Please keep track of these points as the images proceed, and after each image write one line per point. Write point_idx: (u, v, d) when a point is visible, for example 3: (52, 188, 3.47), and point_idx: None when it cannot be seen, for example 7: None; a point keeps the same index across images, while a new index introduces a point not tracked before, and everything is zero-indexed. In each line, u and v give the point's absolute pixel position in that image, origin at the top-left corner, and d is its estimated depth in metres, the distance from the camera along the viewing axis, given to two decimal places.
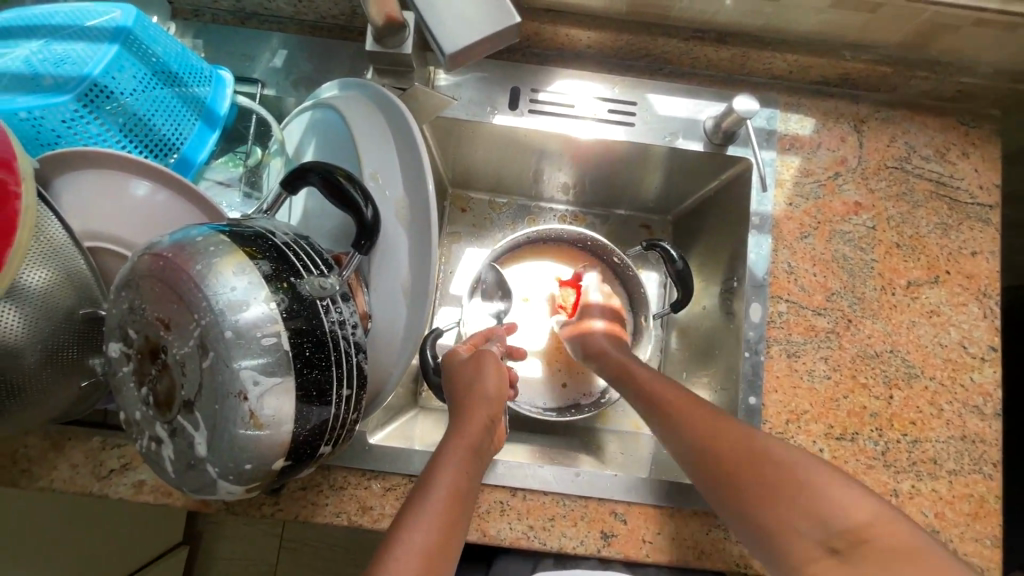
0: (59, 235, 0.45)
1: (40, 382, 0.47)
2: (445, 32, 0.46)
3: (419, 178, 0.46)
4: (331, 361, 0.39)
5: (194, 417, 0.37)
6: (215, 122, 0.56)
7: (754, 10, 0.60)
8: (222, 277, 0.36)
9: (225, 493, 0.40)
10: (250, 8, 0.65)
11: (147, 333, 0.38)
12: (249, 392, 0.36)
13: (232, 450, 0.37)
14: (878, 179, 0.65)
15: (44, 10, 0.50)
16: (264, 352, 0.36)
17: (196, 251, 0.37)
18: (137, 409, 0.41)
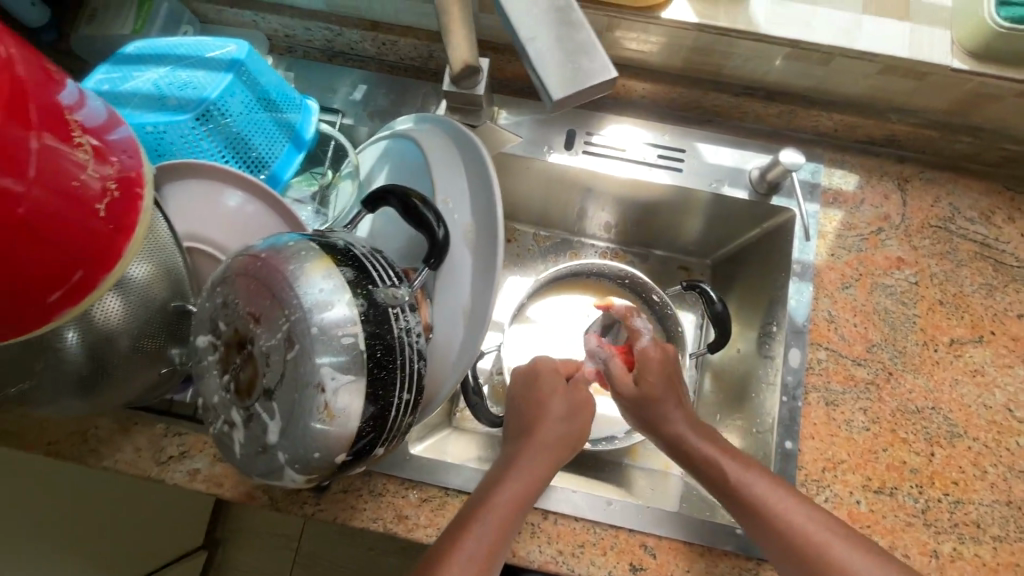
0: (164, 233, 0.51)
1: (130, 366, 0.51)
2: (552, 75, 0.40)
3: (486, 205, 0.50)
4: (397, 364, 0.43)
5: (272, 405, 0.41)
6: (301, 145, 0.62)
7: (803, 73, 0.64)
8: (311, 279, 0.41)
9: (287, 480, 0.43)
10: (338, 47, 0.72)
11: (237, 325, 0.43)
12: (326, 386, 0.39)
13: (303, 438, 0.40)
14: (922, 238, 0.66)
15: (169, 41, 0.57)
16: (342, 350, 0.40)
17: (288, 255, 0.42)
18: (215, 394, 0.45)
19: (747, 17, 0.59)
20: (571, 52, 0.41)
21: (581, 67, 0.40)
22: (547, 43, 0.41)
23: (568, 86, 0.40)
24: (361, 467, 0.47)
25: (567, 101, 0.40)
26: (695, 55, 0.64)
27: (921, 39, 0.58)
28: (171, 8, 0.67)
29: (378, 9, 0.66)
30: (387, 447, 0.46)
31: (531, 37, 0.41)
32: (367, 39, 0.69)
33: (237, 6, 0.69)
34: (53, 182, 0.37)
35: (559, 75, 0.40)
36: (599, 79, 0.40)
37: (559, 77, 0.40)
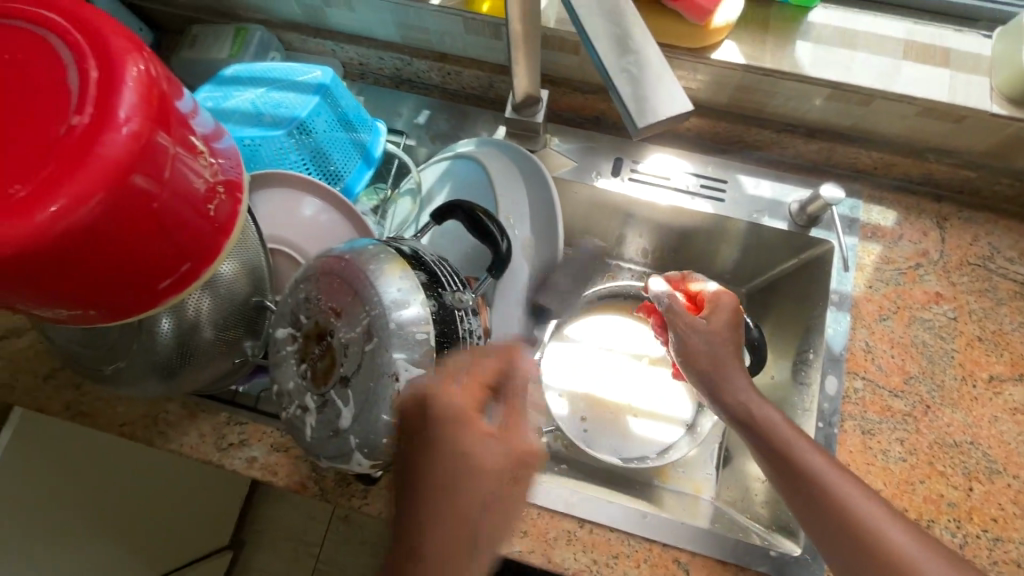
0: (251, 235, 0.56)
1: (210, 355, 0.56)
2: (636, 97, 0.35)
3: (544, 223, 0.54)
4: (461, 362, 0.47)
5: (346, 393, 0.45)
6: (371, 161, 0.68)
7: (844, 112, 0.67)
8: (390, 280, 0.45)
9: (354, 464, 0.47)
10: (405, 76, 0.79)
11: (318, 319, 0.47)
12: (399, 376, 0.43)
13: (375, 424, 0.44)
14: (960, 274, 0.68)
15: (264, 65, 0.64)
16: (415, 345, 0.44)
17: (368, 257, 0.46)
18: (291, 380, 0.49)
19: (792, 59, 0.63)
20: (650, 74, 0.35)
21: (661, 92, 0.35)
22: (623, 62, 0.35)
23: (648, 113, 0.34)
24: (417, 459, 0.51)
25: (649, 129, 0.34)
26: (741, 93, 0.68)
27: (960, 85, 0.61)
28: (262, 36, 0.74)
29: (446, 43, 0.72)
30: (442, 440, 0.50)
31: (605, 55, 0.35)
32: (434, 69, 0.76)
33: (319, 37, 0.76)
34: (178, 186, 0.42)
35: (637, 102, 0.35)
36: (679, 109, 0.35)
37: (637, 105, 0.34)
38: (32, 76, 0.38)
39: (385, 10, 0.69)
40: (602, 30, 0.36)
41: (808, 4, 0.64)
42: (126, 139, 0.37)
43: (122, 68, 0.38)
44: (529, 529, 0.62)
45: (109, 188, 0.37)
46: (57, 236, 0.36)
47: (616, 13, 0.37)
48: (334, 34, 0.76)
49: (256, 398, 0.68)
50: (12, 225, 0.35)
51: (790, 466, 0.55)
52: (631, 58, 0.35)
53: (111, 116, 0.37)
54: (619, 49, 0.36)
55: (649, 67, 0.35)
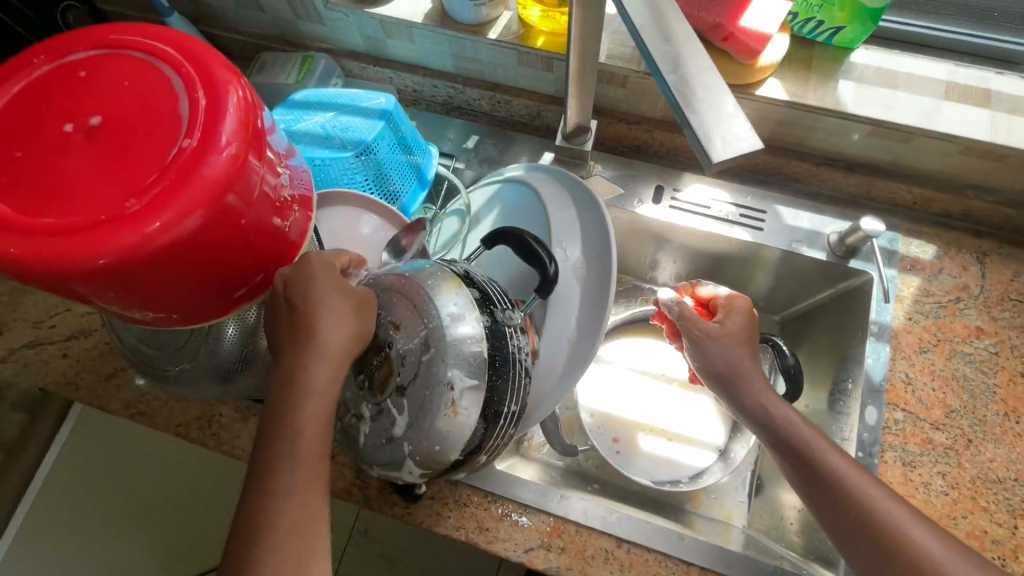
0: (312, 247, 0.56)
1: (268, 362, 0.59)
2: (708, 133, 0.36)
3: (595, 246, 0.57)
4: (510, 377, 0.49)
5: (402, 402, 0.47)
6: (425, 183, 0.72)
7: (884, 148, 0.69)
8: (447, 296, 0.48)
9: (405, 471, 0.49)
10: (457, 103, 0.84)
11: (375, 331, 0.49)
12: (455, 387, 0.46)
13: (427, 432, 0.46)
14: (1001, 310, 0.68)
15: (331, 92, 0.68)
16: (468, 357, 0.46)
17: (426, 275, 0.49)
18: (348, 389, 0.51)
19: (834, 97, 0.65)
20: (723, 113, 0.37)
21: (733, 129, 0.37)
22: (698, 99, 0.37)
23: (723, 148, 0.36)
24: (462, 472, 0.53)
25: (723, 163, 0.36)
26: (783, 127, 0.71)
27: (1002, 124, 0.63)
28: (327, 65, 0.80)
29: (498, 73, 0.76)
30: (488, 454, 0.51)
31: (682, 94, 0.37)
32: (484, 98, 0.80)
33: (378, 65, 0.81)
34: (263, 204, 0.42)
35: (712, 137, 0.36)
36: (750, 144, 0.36)
37: (713, 139, 0.36)
38: (138, 96, 0.37)
39: (444, 42, 0.73)
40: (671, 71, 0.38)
41: (850, 44, 0.67)
42: (227, 160, 0.37)
43: (225, 93, 0.38)
44: (566, 545, 0.63)
45: (211, 202, 0.37)
46: (159, 248, 0.36)
47: (688, 54, 0.39)
48: (392, 63, 0.81)
49: None
50: (117, 237, 0.34)
51: (827, 493, 0.54)
52: (704, 97, 0.37)
53: (216, 134, 0.37)
54: (693, 88, 0.37)
55: (723, 106, 0.37)
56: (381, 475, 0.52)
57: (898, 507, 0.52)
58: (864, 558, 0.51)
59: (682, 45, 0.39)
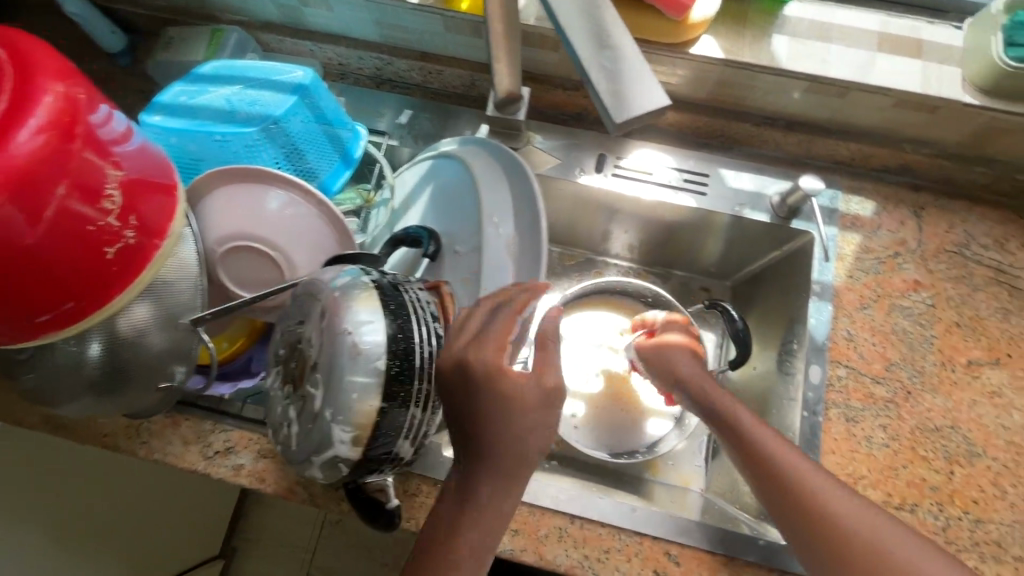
0: (188, 255, 0.55)
1: (150, 366, 0.55)
2: (612, 94, 0.35)
3: (520, 191, 0.56)
4: (412, 318, 0.50)
5: (316, 378, 0.48)
6: (349, 162, 0.67)
7: (821, 105, 0.68)
8: (336, 273, 0.52)
9: (339, 446, 0.47)
10: (386, 75, 0.79)
11: (290, 337, 0.54)
12: (353, 329, 0.47)
13: (341, 385, 0.46)
14: (938, 262, 0.69)
15: (244, 63, 0.63)
16: (357, 300, 0.48)
17: (321, 274, 0.54)
18: (280, 407, 0.53)
19: (769, 53, 0.64)
20: (630, 72, 0.35)
21: (640, 88, 0.35)
22: (606, 59, 0.35)
23: (628, 108, 0.34)
24: (407, 444, 0.50)
25: (629, 123, 0.35)
26: (722, 87, 0.69)
27: (933, 74, 0.63)
28: (240, 38, 0.73)
29: (425, 41, 0.72)
30: (423, 411, 0.50)
31: (589, 55, 0.35)
32: (414, 68, 0.76)
33: (297, 37, 0.75)
34: (85, 202, 0.42)
35: (619, 97, 0.35)
36: (657, 104, 0.35)
37: (619, 98, 0.34)
38: None
39: (362, 8, 0.68)
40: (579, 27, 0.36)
41: None
42: (27, 149, 0.38)
43: (40, 87, 0.39)
44: (520, 527, 0.62)
45: (12, 191, 0.37)
46: None
47: (597, 12, 0.37)
48: (312, 34, 0.75)
49: (240, 405, 0.67)
50: None
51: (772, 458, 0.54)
52: (613, 58, 0.36)
53: (22, 122, 0.38)
54: (601, 47, 0.36)
55: (631, 65, 0.35)
56: (324, 474, 0.49)
57: (817, 471, 0.53)
58: (798, 529, 0.52)
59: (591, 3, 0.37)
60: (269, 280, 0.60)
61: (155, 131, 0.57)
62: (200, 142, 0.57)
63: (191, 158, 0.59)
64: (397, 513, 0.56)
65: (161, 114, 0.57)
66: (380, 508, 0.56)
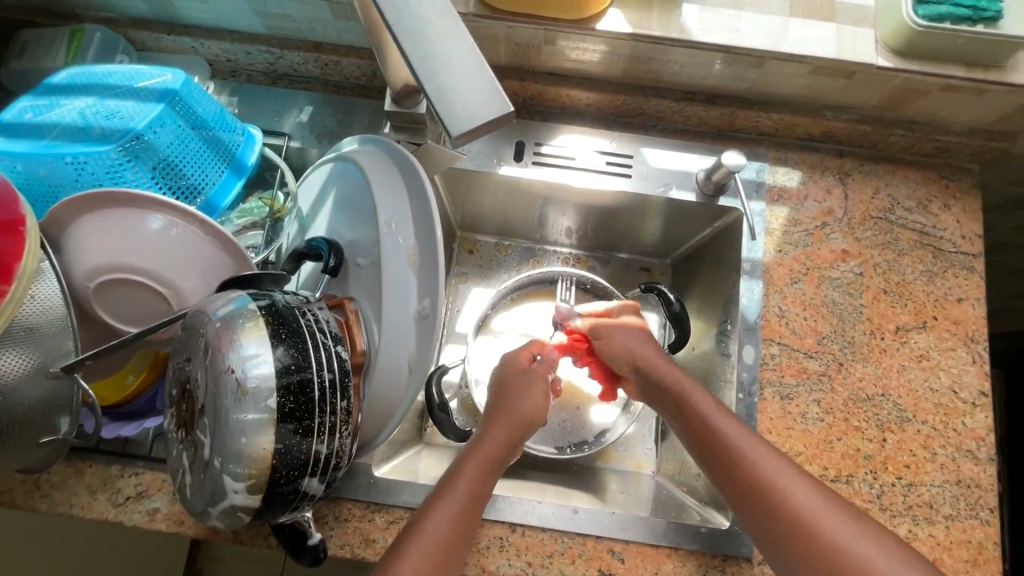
0: (52, 294, 0.49)
1: (25, 421, 0.49)
2: (453, 103, 0.33)
3: (422, 198, 0.53)
4: (308, 346, 0.46)
5: (204, 423, 0.44)
6: (241, 172, 0.61)
7: (740, 76, 0.65)
8: (219, 299, 0.46)
9: (233, 495, 0.43)
10: (281, 70, 0.72)
11: (177, 373, 0.48)
12: (237, 365, 0.42)
13: (229, 431, 0.42)
14: (865, 229, 0.68)
15: (103, 68, 0.56)
16: (241, 333, 0.43)
17: (203, 300, 0.48)
18: (175, 449, 0.49)
19: (679, 24, 0.60)
20: (475, 77, 0.33)
21: (483, 95, 0.33)
22: (445, 64, 0.33)
23: (469, 118, 0.32)
24: (316, 481, 0.47)
25: (472, 134, 0.33)
26: (635, 64, 0.65)
27: (847, 39, 0.60)
28: (104, 38, 0.66)
29: (317, 30, 0.66)
30: (329, 444, 0.46)
31: (428, 63, 0.33)
32: (309, 61, 0.69)
33: (172, 34, 0.68)
34: None
35: (462, 107, 0.33)
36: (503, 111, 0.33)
37: (459, 109, 0.33)
38: None
39: None
40: (417, 31, 0.34)
41: None
42: None
43: None
44: None
45: None
46: None
47: (434, 14, 0.34)
48: (190, 29, 0.68)
49: (149, 445, 0.62)
50: None
51: None
52: (454, 61, 0.34)
53: None
54: (442, 52, 0.34)
55: (472, 71, 0.33)
56: (226, 521, 0.46)
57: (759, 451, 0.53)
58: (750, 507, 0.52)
59: (428, 3, 0.35)
60: (157, 312, 0.54)
61: None
62: (51, 167, 0.51)
63: (47, 185, 0.52)
64: (321, 548, 0.53)
65: (4, 137, 0.51)
66: (302, 544, 0.52)
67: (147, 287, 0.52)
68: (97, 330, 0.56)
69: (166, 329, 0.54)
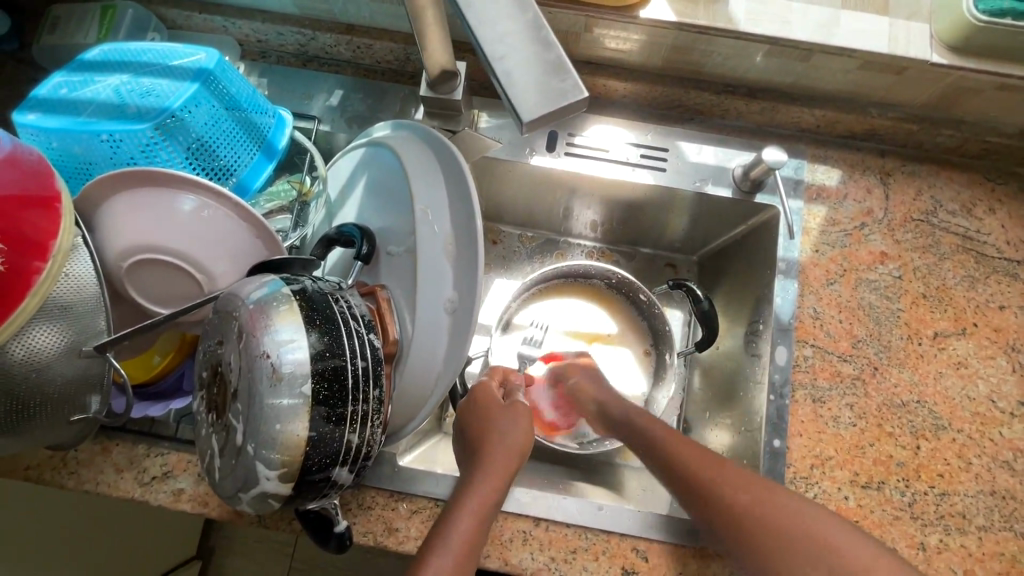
0: (86, 273, 0.48)
1: (58, 399, 0.49)
2: (520, 89, 0.32)
3: (460, 188, 0.51)
4: (342, 334, 0.45)
5: (237, 409, 0.43)
6: (272, 154, 0.60)
7: (783, 69, 0.63)
8: (254, 283, 0.46)
9: (265, 483, 0.43)
10: (312, 52, 0.71)
11: (209, 357, 0.48)
12: (272, 351, 0.42)
13: (263, 417, 0.41)
14: (905, 231, 0.67)
15: (138, 45, 0.56)
16: (276, 319, 0.43)
17: (235, 283, 0.47)
18: (204, 432, 0.48)
19: (724, 14, 0.58)
20: (543, 63, 0.32)
21: (549, 82, 0.32)
22: (513, 48, 0.32)
23: (536, 106, 0.31)
24: (345, 470, 0.47)
25: (537, 122, 0.32)
26: (675, 53, 0.63)
27: (900, 33, 0.58)
28: (136, 15, 0.66)
29: (352, 12, 0.65)
30: (361, 434, 0.46)
31: (496, 46, 0.32)
32: (342, 43, 0.68)
33: (205, 12, 0.67)
34: None
35: (529, 93, 0.32)
36: (575, 98, 0.32)
37: (524, 97, 0.32)
38: None
39: None
40: (485, 11, 0.33)
41: None
42: None
43: None
44: None
45: None
46: None
47: None
48: (223, 8, 0.67)
49: (174, 426, 0.62)
50: None
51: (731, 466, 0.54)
52: (522, 45, 0.32)
53: None
54: (509, 35, 0.32)
55: (541, 55, 0.32)
56: (255, 506, 0.45)
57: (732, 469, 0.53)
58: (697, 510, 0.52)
59: None
60: (188, 294, 0.54)
61: (33, 132, 0.50)
62: (86, 144, 0.50)
63: (81, 161, 0.52)
64: (346, 536, 0.52)
65: (38, 112, 0.51)
66: (327, 531, 0.52)
67: (179, 269, 0.52)
68: (126, 309, 0.56)
69: (196, 311, 0.54)
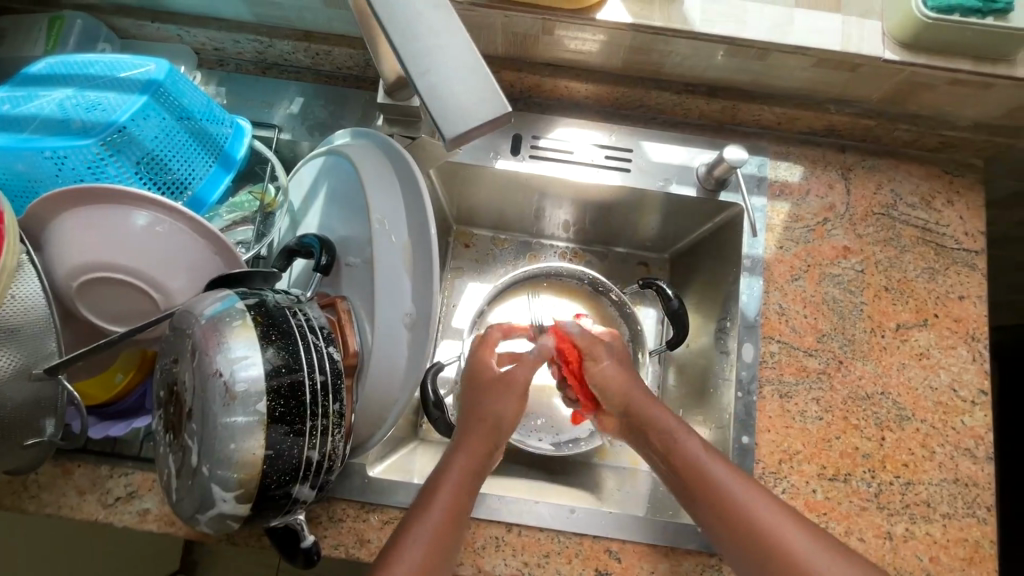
0: (34, 294, 0.47)
1: (10, 424, 0.48)
2: (444, 102, 0.31)
3: (417, 197, 0.51)
4: (299, 348, 0.44)
5: (191, 429, 0.42)
6: (230, 165, 0.59)
7: (742, 68, 0.63)
8: (209, 298, 0.45)
9: (221, 504, 0.42)
10: (271, 59, 0.70)
11: (164, 376, 0.47)
12: (224, 369, 0.41)
13: (217, 436, 0.41)
14: (866, 226, 0.67)
15: (85, 57, 0.54)
16: (230, 335, 0.42)
17: (188, 299, 0.46)
18: (162, 451, 0.47)
19: (680, 15, 0.58)
20: (468, 75, 0.32)
21: (476, 95, 0.32)
22: (439, 62, 0.32)
23: (461, 119, 0.31)
24: (307, 487, 0.46)
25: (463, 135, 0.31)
26: (634, 54, 0.63)
27: (852, 31, 0.59)
28: (85, 25, 0.64)
29: (308, 18, 0.64)
30: (321, 448, 0.46)
31: (420, 61, 0.32)
32: (300, 50, 0.67)
33: (157, 21, 0.66)
34: None
35: (455, 108, 0.32)
36: (501, 110, 0.32)
37: (449, 109, 0.31)
38: None
39: None
40: (409, 28, 0.33)
41: None
42: None
43: None
44: None
45: None
46: None
47: (429, 8, 0.33)
48: (175, 16, 0.66)
49: (139, 445, 0.61)
50: None
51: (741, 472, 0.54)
52: (447, 58, 0.32)
53: None
54: (434, 49, 0.32)
55: (466, 67, 0.32)
56: (215, 527, 0.45)
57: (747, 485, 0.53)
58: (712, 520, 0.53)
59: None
60: (143, 312, 0.52)
61: None
62: (30, 161, 0.49)
63: (26, 179, 0.50)
64: (314, 550, 0.52)
65: None
66: (295, 547, 0.51)
67: (133, 287, 0.51)
68: (81, 328, 0.55)
69: (153, 329, 0.53)
